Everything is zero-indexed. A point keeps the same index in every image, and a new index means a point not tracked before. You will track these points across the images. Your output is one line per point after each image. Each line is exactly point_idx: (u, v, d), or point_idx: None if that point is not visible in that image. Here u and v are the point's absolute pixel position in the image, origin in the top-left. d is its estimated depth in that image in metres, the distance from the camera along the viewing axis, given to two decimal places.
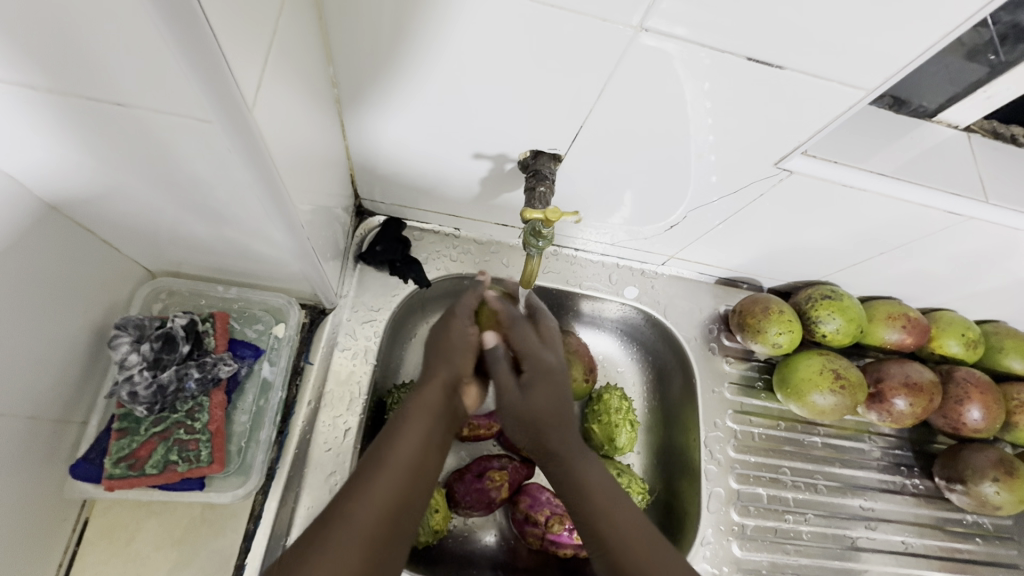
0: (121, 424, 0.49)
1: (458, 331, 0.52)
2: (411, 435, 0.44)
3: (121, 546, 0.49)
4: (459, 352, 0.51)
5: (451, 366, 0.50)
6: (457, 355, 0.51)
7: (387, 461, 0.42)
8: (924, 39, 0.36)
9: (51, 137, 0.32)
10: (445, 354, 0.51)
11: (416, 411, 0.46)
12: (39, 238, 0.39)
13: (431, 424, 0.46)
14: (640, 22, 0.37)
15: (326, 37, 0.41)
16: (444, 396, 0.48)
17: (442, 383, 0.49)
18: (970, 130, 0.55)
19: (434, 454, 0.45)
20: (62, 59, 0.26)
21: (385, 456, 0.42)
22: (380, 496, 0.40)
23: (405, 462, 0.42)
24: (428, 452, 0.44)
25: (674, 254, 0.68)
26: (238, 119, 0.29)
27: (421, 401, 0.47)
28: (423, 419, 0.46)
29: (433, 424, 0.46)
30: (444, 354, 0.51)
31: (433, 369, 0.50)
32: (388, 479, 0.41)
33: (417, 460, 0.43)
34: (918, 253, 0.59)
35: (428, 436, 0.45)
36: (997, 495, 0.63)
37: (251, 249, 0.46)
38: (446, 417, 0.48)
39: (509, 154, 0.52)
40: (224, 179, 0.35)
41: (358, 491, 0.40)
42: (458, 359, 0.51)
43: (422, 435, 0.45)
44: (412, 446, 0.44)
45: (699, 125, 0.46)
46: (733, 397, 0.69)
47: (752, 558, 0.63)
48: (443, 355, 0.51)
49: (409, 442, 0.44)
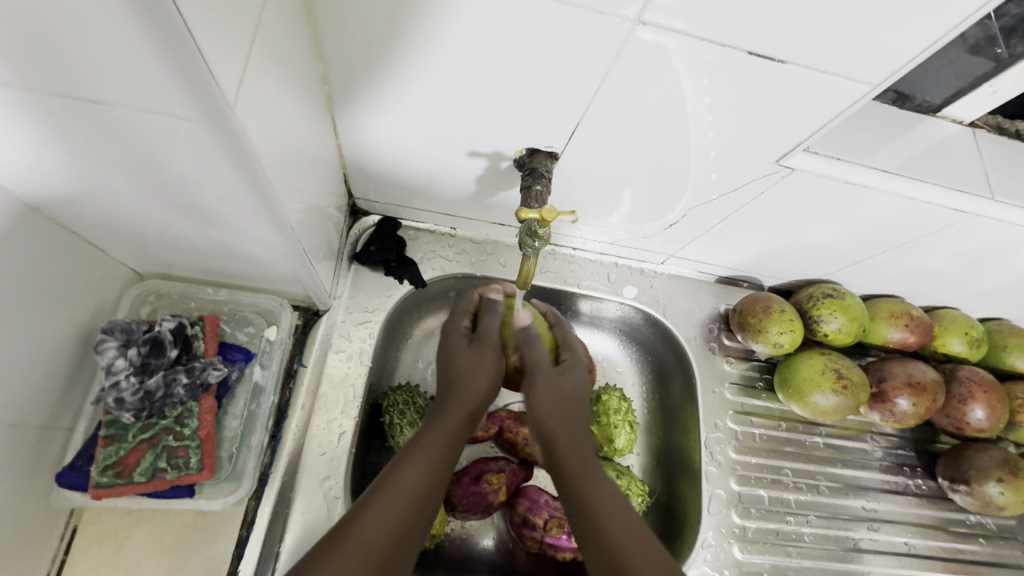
0: (108, 432, 0.48)
1: (487, 354, 0.52)
2: (429, 459, 0.44)
3: (112, 554, 0.48)
4: (481, 375, 0.51)
5: (476, 392, 0.50)
6: (482, 377, 0.51)
7: (397, 481, 0.42)
8: (932, 31, 0.35)
9: (26, 137, 0.31)
10: (467, 372, 0.51)
11: (440, 434, 0.46)
12: (20, 240, 0.38)
13: (447, 454, 0.46)
14: (638, 15, 0.36)
15: (316, 34, 0.40)
16: (465, 425, 0.48)
17: (466, 409, 0.49)
18: (975, 125, 0.54)
19: (444, 482, 0.45)
20: (32, 55, 0.25)
21: (396, 476, 0.42)
22: (383, 518, 0.39)
23: (413, 487, 0.42)
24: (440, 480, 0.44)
25: (674, 253, 0.67)
26: (220, 117, 0.28)
27: (444, 423, 0.47)
28: (443, 440, 0.46)
29: (448, 454, 0.46)
30: (469, 373, 0.51)
31: (458, 390, 0.50)
32: (398, 502, 0.40)
33: (432, 481, 0.43)
34: (922, 250, 0.58)
35: (446, 459, 0.45)
36: (1002, 496, 0.62)
37: (241, 251, 0.45)
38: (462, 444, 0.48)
39: (504, 152, 0.51)
40: (210, 179, 0.34)
41: (365, 506, 0.40)
42: (482, 379, 0.51)
43: (442, 457, 0.45)
44: (422, 470, 0.43)
45: (697, 120, 0.45)
46: (733, 397, 0.68)
47: (753, 561, 0.62)
48: (464, 379, 0.51)
49: (422, 467, 0.43)
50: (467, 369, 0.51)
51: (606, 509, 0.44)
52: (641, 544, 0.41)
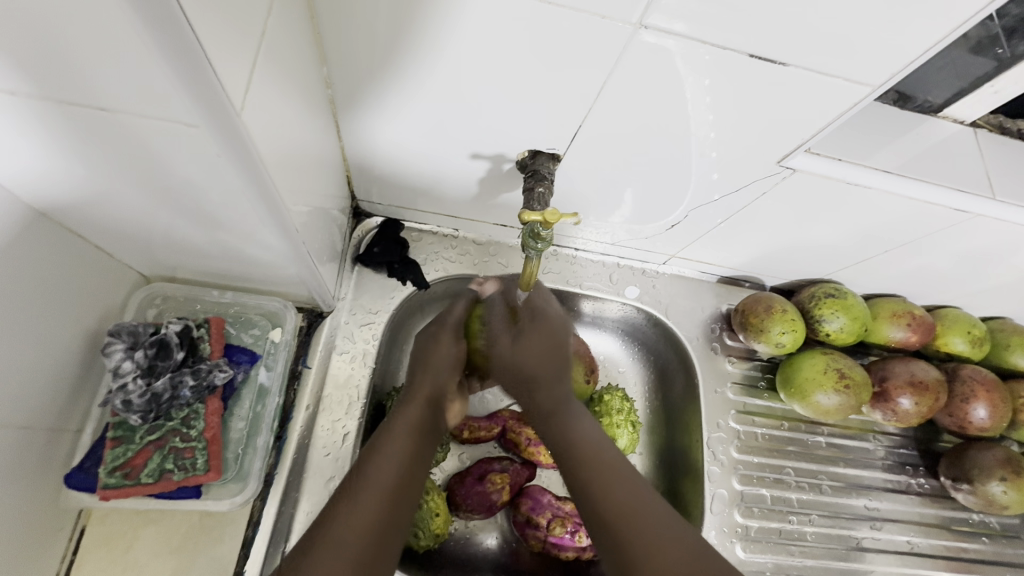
0: (116, 433, 0.48)
1: (445, 347, 0.52)
2: (392, 454, 0.44)
3: (119, 554, 0.49)
4: (443, 367, 0.51)
5: (434, 380, 0.51)
6: (441, 369, 0.51)
7: (369, 481, 0.42)
8: (933, 32, 0.35)
9: (34, 144, 0.31)
10: (428, 368, 0.51)
11: (400, 427, 0.46)
12: (28, 244, 0.38)
13: (415, 443, 0.46)
14: (640, 19, 0.36)
15: (319, 38, 0.40)
16: (427, 411, 0.49)
17: (426, 399, 0.49)
18: (977, 125, 0.54)
19: (417, 472, 0.45)
20: (40, 63, 0.26)
21: (366, 475, 0.42)
22: (361, 516, 0.39)
23: (385, 485, 0.42)
24: (415, 470, 0.44)
25: (676, 253, 0.67)
26: (226, 120, 0.28)
27: (406, 416, 0.47)
28: (408, 433, 0.46)
29: (415, 445, 0.46)
30: (429, 370, 0.51)
31: (417, 384, 0.50)
32: (372, 501, 0.40)
33: (401, 476, 0.43)
34: (924, 250, 0.58)
35: (412, 451, 0.45)
36: (1005, 494, 0.63)
37: (246, 254, 0.46)
38: (430, 433, 0.48)
39: (507, 154, 0.51)
40: (216, 183, 0.34)
41: (339, 509, 0.40)
42: (443, 374, 0.51)
43: (407, 451, 0.45)
44: (393, 466, 0.43)
45: (698, 120, 0.45)
46: (736, 397, 0.68)
47: (756, 560, 0.62)
48: (423, 372, 0.51)
49: (392, 462, 0.43)
50: (426, 365, 0.51)
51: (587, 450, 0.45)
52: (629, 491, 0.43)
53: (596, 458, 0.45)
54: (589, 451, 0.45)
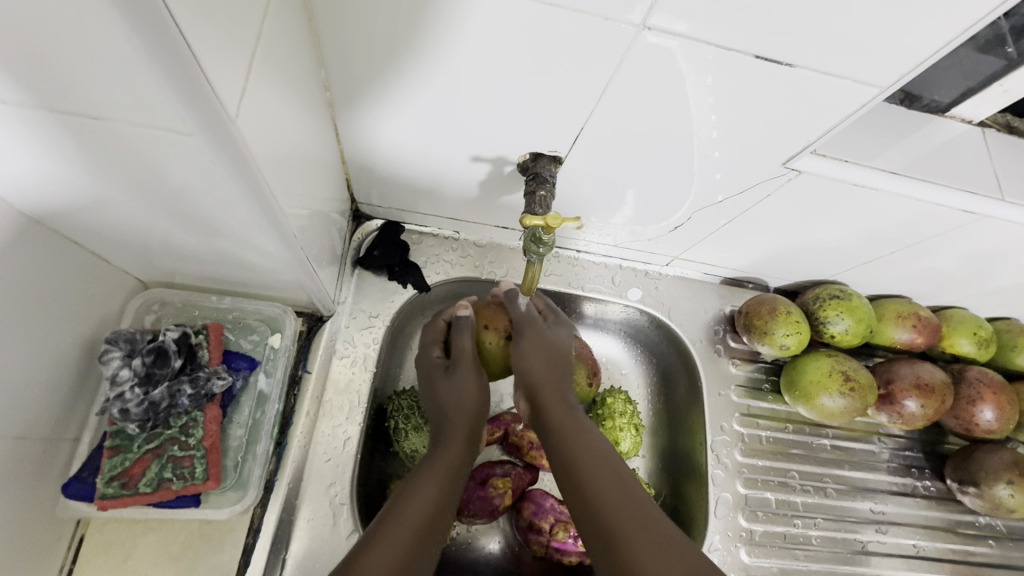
0: (114, 442, 0.48)
1: (459, 379, 0.51)
2: (424, 492, 0.44)
3: (118, 563, 0.48)
4: (468, 400, 0.50)
5: (464, 419, 0.49)
6: (469, 405, 0.50)
7: (400, 515, 0.42)
8: (941, 34, 0.34)
9: (24, 153, 0.31)
10: (454, 405, 0.50)
11: (434, 467, 0.46)
12: (20, 252, 0.37)
13: (449, 480, 0.45)
14: (643, 20, 0.35)
15: (317, 41, 0.40)
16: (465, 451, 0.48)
17: (462, 440, 0.48)
18: (985, 124, 0.53)
19: (449, 507, 0.45)
20: (27, 73, 0.25)
21: (397, 510, 0.42)
22: (391, 550, 0.39)
23: (418, 519, 0.42)
24: (444, 506, 0.44)
25: (679, 255, 0.66)
26: (221, 129, 0.28)
27: (442, 457, 0.47)
28: (439, 472, 0.45)
29: (448, 481, 0.45)
30: (452, 404, 0.50)
31: (448, 423, 0.49)
32: (402, 535, 0.41)
33: (431, 510, 0.43)
34: (932, 250, 0.57)
35: (444, 488, 0.45)
36: (1012, 498, 0.62)
37: (243, 259, 0.45)
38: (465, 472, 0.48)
39: (508, 157, 0.51)
40: (212, 190, 0.34)
41: (368, 548, 0.39)
42: (472, 411, 0.50)
43: (438, 486, 0.44)
44: (427, 501, 0.43)
45: (701, 121, 0.44)
46: (739, 400, 0.68)
47: (761, 565, 0.62)
48: (451, 410, 0.50)
49: (424, 497, 0.43)
50: (452, 403, 0.50)
51: (584, 457, 0.45)
52: (624, 494, 0.43)
53: (602, 469, 0.44)
54: (592, 461, 0.45)
